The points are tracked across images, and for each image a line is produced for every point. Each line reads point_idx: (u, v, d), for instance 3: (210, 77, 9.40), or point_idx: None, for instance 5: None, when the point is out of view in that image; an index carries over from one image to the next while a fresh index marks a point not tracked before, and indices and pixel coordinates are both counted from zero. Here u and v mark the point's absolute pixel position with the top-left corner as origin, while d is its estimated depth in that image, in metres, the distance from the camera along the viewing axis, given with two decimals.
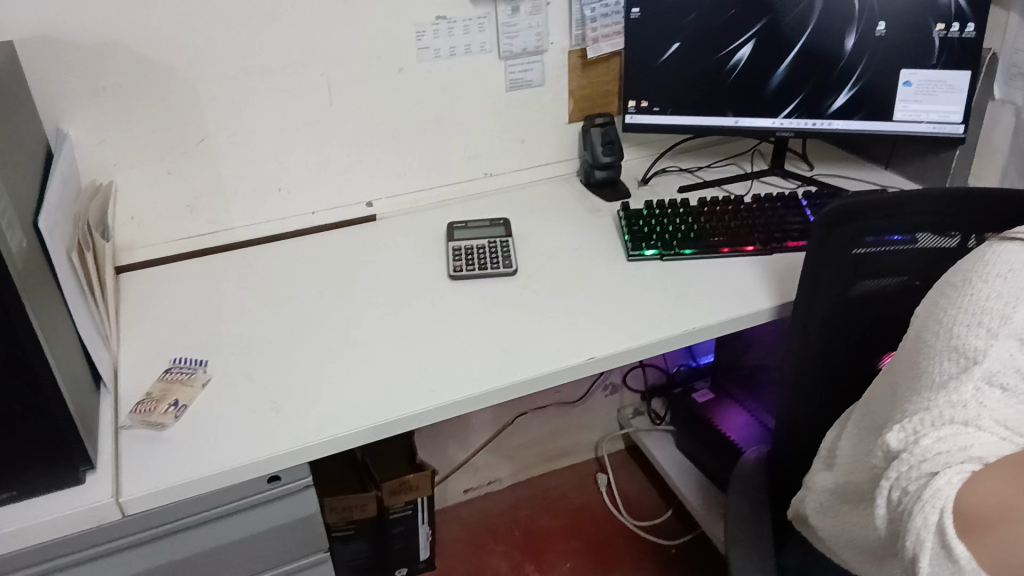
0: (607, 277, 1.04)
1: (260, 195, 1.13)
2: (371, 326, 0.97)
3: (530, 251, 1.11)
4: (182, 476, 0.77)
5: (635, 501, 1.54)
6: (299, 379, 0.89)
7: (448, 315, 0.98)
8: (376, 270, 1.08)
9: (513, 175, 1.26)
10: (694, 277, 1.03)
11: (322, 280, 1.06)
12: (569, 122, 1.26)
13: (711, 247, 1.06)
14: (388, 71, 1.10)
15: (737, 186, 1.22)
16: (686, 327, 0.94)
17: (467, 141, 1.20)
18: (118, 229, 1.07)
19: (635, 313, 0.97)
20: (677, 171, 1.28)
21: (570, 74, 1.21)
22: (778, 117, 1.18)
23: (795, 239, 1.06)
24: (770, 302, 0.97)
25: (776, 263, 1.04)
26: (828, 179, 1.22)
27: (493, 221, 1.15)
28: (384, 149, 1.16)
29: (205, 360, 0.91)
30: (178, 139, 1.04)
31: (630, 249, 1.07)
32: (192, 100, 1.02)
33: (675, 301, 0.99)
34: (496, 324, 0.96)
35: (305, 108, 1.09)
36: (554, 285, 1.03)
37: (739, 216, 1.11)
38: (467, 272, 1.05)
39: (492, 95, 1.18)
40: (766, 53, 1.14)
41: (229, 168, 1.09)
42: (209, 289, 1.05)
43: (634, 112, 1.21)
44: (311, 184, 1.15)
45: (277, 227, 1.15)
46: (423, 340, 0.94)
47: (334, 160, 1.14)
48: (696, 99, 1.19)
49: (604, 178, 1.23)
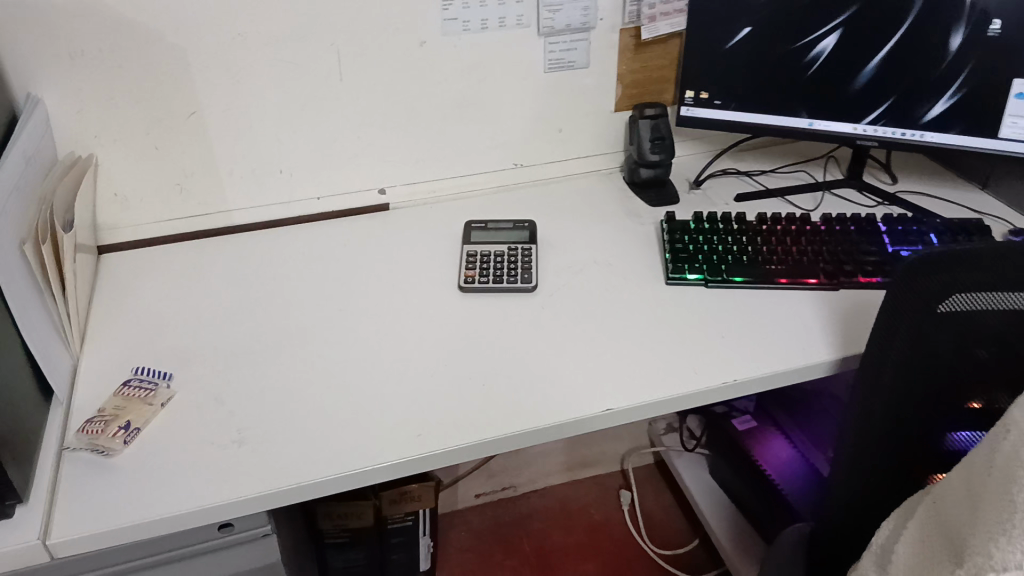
0: (639, 302, 0.90)
1: (258, 177, 1.02)
2: (362, 343, 0.86)
3: (555, 263, 0.97)
4: (121, 519, 0.67)
5: (660, 525, 1.42)
6: (271, 406, 0.78)
7: (450, 337, 0.86)
8: (379, 273, 0.96)
9: (547, 167, 1.12)
10: (743, 312, 0.88)
11: (318, 282, 0.95)
12: (615, 110, 1.10)
13: (767, 276, 0.91)
14: (407, 45, 0.96)
15: (805, 200, 1.06)
16: (727, 378, 0.80)
17: (495, 126, 1.06)
18: (101, 207, 0.98)
19: (666, 353, 0.83)
20: (735, 173, 1.11)
21: (620, 56, 1.05)
22: (861, 123, 1.01)
23: (867, 275, 0.90)
24: (829, 354, 0.82)
25: (842, 302, 0.89)
26: (911, 197, 1.05)
27: (517, 224, 1.01)
28: (400, 131, 1.03)
29: (169, 372, 0.81)
30: (165, 112, 0.93)
31: (670, 271, 0.93)
32: (181, 69, 0.91)
33: (715, 342, 0.84)
34: (504, 353, 0.84)
35: (310, 83, 0.96)
36: (576, 307, 0.90)
37: (804, 239, 0.95)
38: (478, 284, 0.92)
39: (526, 77, 1.03)
40: (853, 47, 0.96)
41: (224, 146, 0.98)
42: (195, 284, 0.95)
43: (691, 104, 1.06)
44: (316, 167, 1.03)
45: (278, 212, 1.04)
46: (416, 367, 0.82)
47: (342, 142, 1.02)
48: (764, 95, 1.03)
49: (651, 177, 1.08)
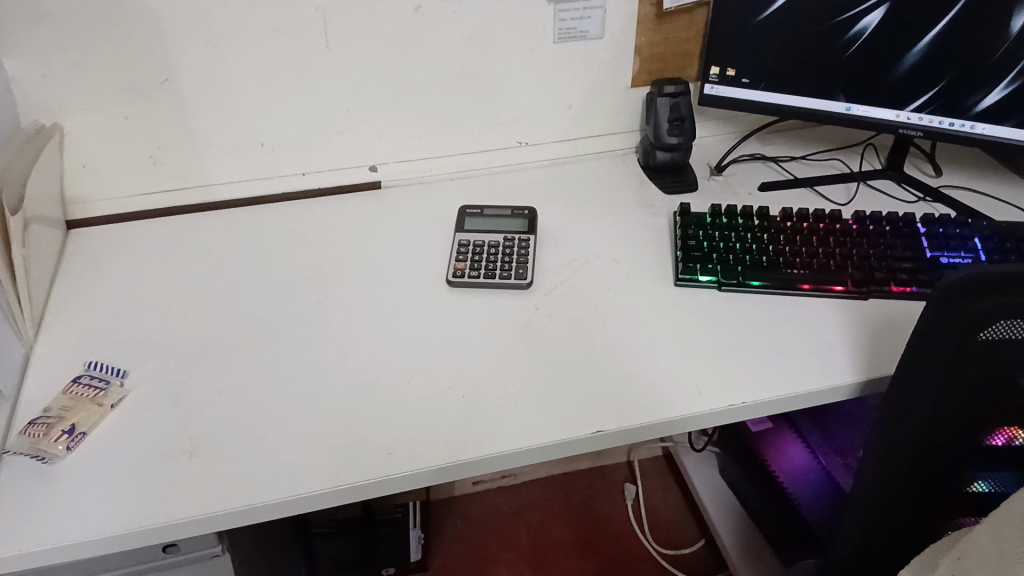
0: (643, 306, 0.82)
1: (238, 151, 0.94)
2: (336, 340, 0.79)
3: (555, 256, 0.89)
4: (53, 539, 0.61)
5: (665, 522, 1.36)
6: (231, 412, 0.71)
7: (433, 339, 0.79)
8: (363, 262, 0.89)
9: (554, 147, 1.03)
10: (758, 322, 0.79)
11: (297, 268, 0.88)
12: (631, 86, 1.00)
13: (788, 282, 0.82)
14: (402, 10, 0.87)
15: (837, 193, 0.96)
16: (735, 400, 0.71)
17: (498, 101, 0.97)
18: (69, 180, 0.91)
19: (669, 368, 0.74)
20: (760, 159, 1.02)
21: (639, 27, 0.94)
22: (905, 110, 0.90)
23: (901, 284, 0.81)
24: (853, 375, 0.73)
25: (870, 315, 0.80)
26: (956, 194, 0.94)
27: (515, 210, 0.93)
28: (393, 105, 0.94)
29: (124, 370, 0.75)
30: (137, 79, 0.86)
31: (679, 272, 0.84)
32: (153, 32, 0.83)
33: (724, 356, 0.76)
34: (490, 358, 0.76)
35: (293, 48, 0.87)
36: (573, 309, 0.82)
37: (831, 239, 0.85)
38: (467, 278, 0.85)
39: (533, 48, 0.93)
40: (902, 24, 0.85)
41: (201, 116, 0.90)
42: (166, 267, 0.88)
43: (716, 82, 0.96)
44: (302, 141, 0.95)
45: (259, 188, 0.97)
46: (392, 371, 0.75)
47: (329, 115, 0.94)
48: (798, 75, 0.92)
49: (668, 161, 0.99)
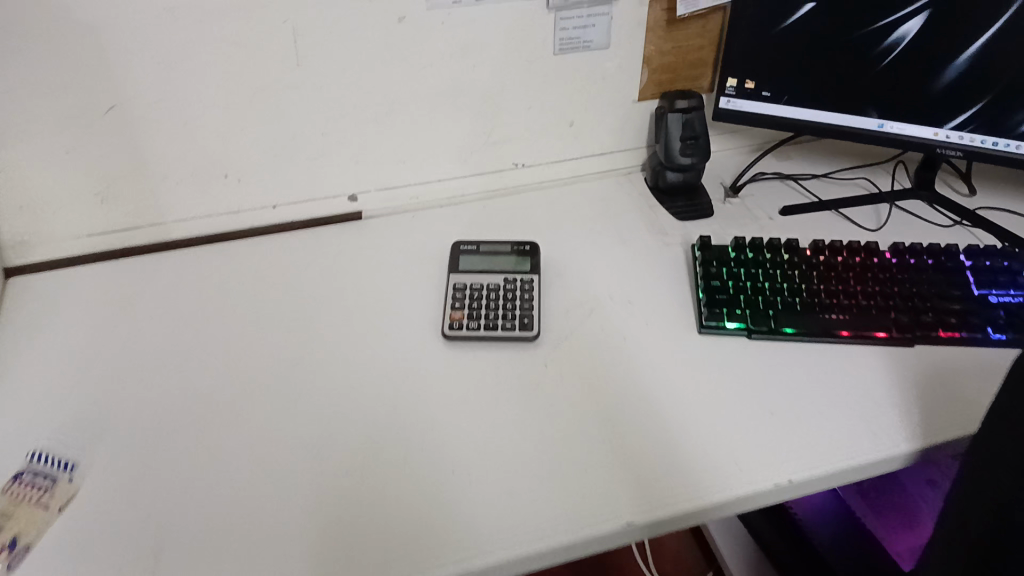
0: (665, 359, 0.73)
1: (199, 183, 0.83)
2: (320, 411, 0.69)
3: (562, 299, 0.79)
4: None
5: (669, 552, 1.29)
6: (201, 509, 0.61)
7: (432, 405, 0.69)
8: (346, 309, 0.79)
9: (552, 167, 0.93)
10: (795, 376, 0.71)
11: (270, 319, 0.78)
12: (638, 99, 0.90)
13: (825, 329, 0.74)
14: (382, 23, 0.75)
15: (866, 217, 0.88)
16: (780, 479, 0.62)
17: (491, 119, 0.87)
18: (4, 222, 0.80)
19: (702, 439, 0.66)
20: (779, 178, 0.93)
21: (648, 35, 0.84)
22: (944, 128, 0.82)
23: (948, 329, 0.73)
24: (908, 442, 0.65)
25: (918, 364, 0.72)
26: (994, 217, 0.87)
27: (516, 246, 0.83)
28: (373, 127, 0.83)
29: (73, 462, 0.64)
30: (77, 107, 0.73)
31: (704, 318, 0.75)
32: (91, 54, 0.70)
33: (762, 420, 0.67)
34: (498, 429, 0.67)
35: (259, 68, 0.75)
36: (586, 364, 0.73)
37: (869, 276, 0.77)
38: (465, 330, 0.75)
39: (531, 61, 0.83)
40: (945, 35, 0.76)
41: (154, 146, 0.78)
42: (120, 323, 0.77)
43: (732, 95, 0.86)
44: (271, 170, 0.84)
45: (225, 223, 0.86)
46: (386, 449, 0.65)
47: (302, 140, 0.82)
48: (825, 88, 0.83)
49: (679, 182, 0.90)
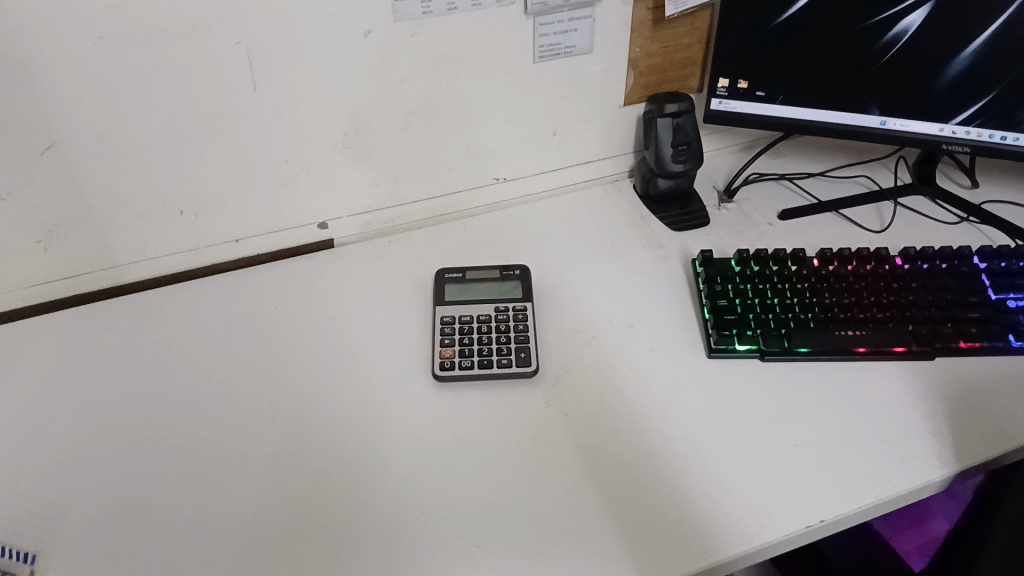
0: (674, 388, 0.68)
1: (153, 221, 0.75)
2: (305, 470, 0.62)
3: (558, 327, 0.74)
4: None
5: None
6: None
7: (428, 454, 0.63)
8: (324, 352, 0.72)
9: (535, 180, 0.88)
10: (814, 401, 0.67)
11: (242, 368, 0.71)
12: (624, 104, 0.84)
13: (842, 346, 0.69)
14: (347, 39, 0.69)
15: (869, 218, 0.83)
16: (811, 521, 0.58)
17: (469, 134, 0.80)
18: None
19: (723, 478, 0.61)
20: (776, 179, 0.89)
21: (634, 36, 0.79)
22: (950, 123, 0.78)
23: (969, 339, 0.69)
24: (940, 469, 0.61)
25: (940, 380, 0.68)
26: (1000, 211, 0.83)
27: (504, 271, 0.77)
28: (343, 150, 0.77)
29: (27, 552, 0.57)
30: (9, 148, 0.65)
31: (714, 342, 0.70)
32: (22, 90, 0.62)
33: (785, 453, 0.63)
34: (503, 479, 0.61)
35: (212, 94, 0.68)
36: (591, 400, 0.67)
37: (881, 286, 0.73)
38: (458, 370, 0.69)
39: (510, 70, 0.77)
40: (950, 27, 0.72)
41: (100, 184, 0.71)
42: (73, 383, 0.70)
43: (725, 96, 0.81)
44: (232, 203, 0.77)
45: (184, 261, 0.79)
46: (381, 511, 0.59)
47: (265, 168, 0.75)
48: (824, 85, 0.78)
49: (671, 189, 0.85)
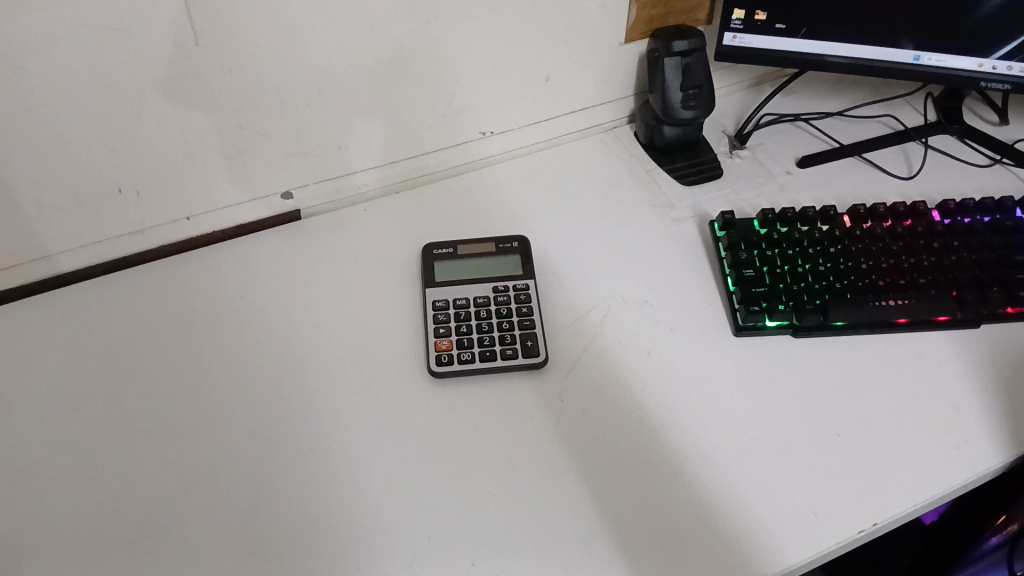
0: (701, 374, 0.61)
1: (89, 204, 0.64)
2: (292, 495, 0.54)
3: (565, 305, 0.66)
4: None
5: None
6: None
7: (432, 468, 0.55)
8: (301, 347, 0.63)
9: (525, 132, 0.78)
10: (856, 382, 0.60)
11: (207, 371, 0.61)
12: (624, 42, 0.75)
13: (881, 318, 0.63)
14: None
15: (896, 164, 0.76)
16: (865, 525, 0.52)
17: (452, 84, 0.70)
18: None
19: (766, 480, 0.54)
20: (791, 121, 0.81)
21: None
22: (990, 58, 0.70)
23: (1017, 304, 0.63)
24: (998, 456, 0.56)
25: (988, 353, 0.62)
26: None
27: (500, 243, 0.69)
28: (306, 111, 0.66)
29: None
30: None
31: (742, 319, 0.63)
32: None
33: (829, 445, 0.57)
34: (523, 495, 0.54)
35: (148, 54, 0.56)
36: (611, 393, 0.60)
37: (920, 245, 0.66)
38: (457, 365, 0.60)
39: (497, 10, 0.66)
40: None
41: (20, 166, 0.59)
42: (10, 401, 0.59)
43: (739, 29, 0.71)
44: (181, 178, 0.66)
45: (129, 245, 0.68)
46: (385, 541, 0.51)
47: (215, 136, 0.64)
48: (852, 16, 0.69)
49: (678, 138, 0.76)
